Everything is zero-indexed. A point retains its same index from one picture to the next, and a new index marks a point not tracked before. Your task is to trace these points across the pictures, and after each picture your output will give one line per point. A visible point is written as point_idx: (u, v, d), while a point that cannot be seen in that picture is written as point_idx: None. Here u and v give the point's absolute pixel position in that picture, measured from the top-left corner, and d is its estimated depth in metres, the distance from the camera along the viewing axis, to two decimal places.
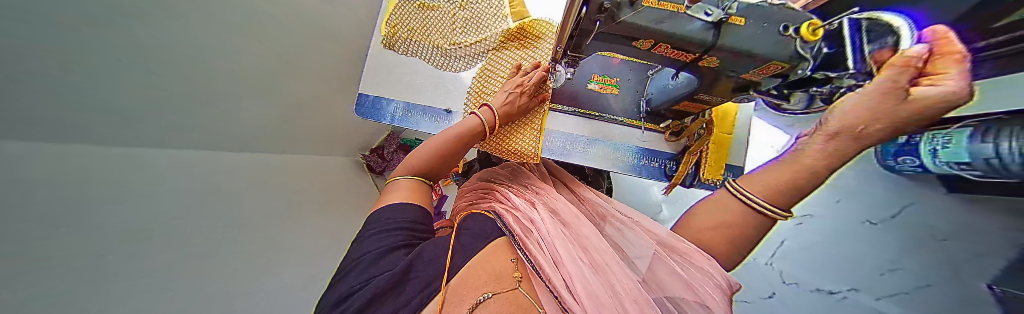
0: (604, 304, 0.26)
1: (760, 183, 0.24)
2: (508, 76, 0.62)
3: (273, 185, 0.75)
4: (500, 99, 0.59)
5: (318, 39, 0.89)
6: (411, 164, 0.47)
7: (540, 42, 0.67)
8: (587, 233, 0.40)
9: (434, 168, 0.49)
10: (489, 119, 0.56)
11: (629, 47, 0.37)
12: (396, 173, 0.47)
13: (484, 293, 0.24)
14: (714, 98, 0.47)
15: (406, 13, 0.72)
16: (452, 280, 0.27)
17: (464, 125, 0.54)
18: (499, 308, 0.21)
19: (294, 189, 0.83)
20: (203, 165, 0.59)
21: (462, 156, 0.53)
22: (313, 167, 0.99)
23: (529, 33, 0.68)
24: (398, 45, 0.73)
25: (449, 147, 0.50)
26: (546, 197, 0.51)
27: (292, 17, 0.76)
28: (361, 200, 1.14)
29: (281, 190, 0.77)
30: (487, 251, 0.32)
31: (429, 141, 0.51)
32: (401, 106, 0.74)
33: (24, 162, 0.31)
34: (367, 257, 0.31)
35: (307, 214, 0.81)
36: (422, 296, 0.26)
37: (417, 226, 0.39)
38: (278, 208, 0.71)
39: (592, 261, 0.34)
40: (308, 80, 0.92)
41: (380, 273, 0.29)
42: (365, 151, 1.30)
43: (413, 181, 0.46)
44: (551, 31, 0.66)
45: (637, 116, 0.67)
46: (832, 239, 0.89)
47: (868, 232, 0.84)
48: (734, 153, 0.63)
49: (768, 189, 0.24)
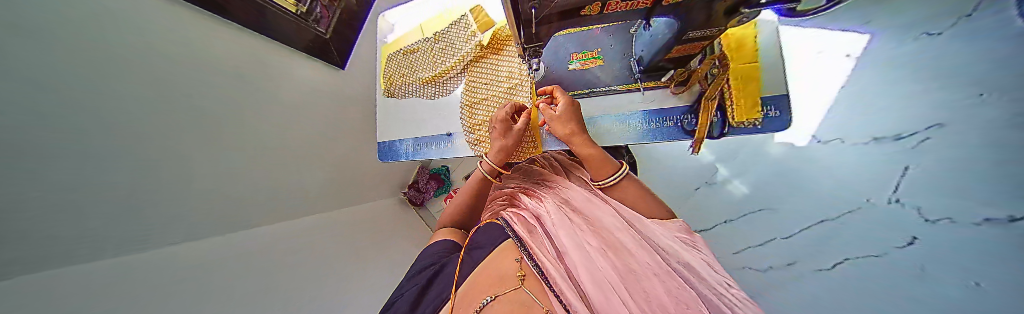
0: (606, 284, 0.36)
1: (595, 173, 0.55)
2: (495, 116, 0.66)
3: (312, 244, 0.86)
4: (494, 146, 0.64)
5: (321, 106, 1.04)
6: (446, 217, 0.65)
7: (503, 43, 0.72)
8: (592, 221, 0.50)
9: (466, 217, 0.65)
10: (493, 170, 0.63)
11: (578, 15, 0.35)
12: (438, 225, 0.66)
13: (489, 296, 0.34)
14: (709, 31, 0.37)
15: (396, 63, 0.86)
16: (461, 286, 0.40)
17: (472, 186, 0.66)
18: (504, 309, 0.31)
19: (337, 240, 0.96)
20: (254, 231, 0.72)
21: (477, 203, 0.65)
22: (356, 214, 1.13)
23: (491, 37, 0.72)
24: (397, 91, 0.86)
25: (467, 200, 0.65)
26: (558, 191, 0.61)
27: (294, 97, 0.93)
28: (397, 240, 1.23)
29: (320, 247, 0.88)
30: (491, 260, 0.42)
31: (451, 203, 0.66)
32: (410, 143, 0.83)
33: (64, 258, 0.39)
34: (410, 272, 0.50)
35: (340, 266, 0.90)
36: (435, 304, 0.39)
37: (445, 251, 0.54)
38: (306, 267, 0.79)
39: (603, 245, 0.44)
40: (333, 143, 1.09)
41: (410, 287, 0.45)
42: (403, 188, 1.48)
43: (446, 231, 0.61)
44: (508, 27, 0.70)
45: (632, 79, 0.61)
46: (965, 142, 0.56)
47: (983, 118, 0.53)
48: (766, 83, 0.52)
49: (602, 174, 0.54)
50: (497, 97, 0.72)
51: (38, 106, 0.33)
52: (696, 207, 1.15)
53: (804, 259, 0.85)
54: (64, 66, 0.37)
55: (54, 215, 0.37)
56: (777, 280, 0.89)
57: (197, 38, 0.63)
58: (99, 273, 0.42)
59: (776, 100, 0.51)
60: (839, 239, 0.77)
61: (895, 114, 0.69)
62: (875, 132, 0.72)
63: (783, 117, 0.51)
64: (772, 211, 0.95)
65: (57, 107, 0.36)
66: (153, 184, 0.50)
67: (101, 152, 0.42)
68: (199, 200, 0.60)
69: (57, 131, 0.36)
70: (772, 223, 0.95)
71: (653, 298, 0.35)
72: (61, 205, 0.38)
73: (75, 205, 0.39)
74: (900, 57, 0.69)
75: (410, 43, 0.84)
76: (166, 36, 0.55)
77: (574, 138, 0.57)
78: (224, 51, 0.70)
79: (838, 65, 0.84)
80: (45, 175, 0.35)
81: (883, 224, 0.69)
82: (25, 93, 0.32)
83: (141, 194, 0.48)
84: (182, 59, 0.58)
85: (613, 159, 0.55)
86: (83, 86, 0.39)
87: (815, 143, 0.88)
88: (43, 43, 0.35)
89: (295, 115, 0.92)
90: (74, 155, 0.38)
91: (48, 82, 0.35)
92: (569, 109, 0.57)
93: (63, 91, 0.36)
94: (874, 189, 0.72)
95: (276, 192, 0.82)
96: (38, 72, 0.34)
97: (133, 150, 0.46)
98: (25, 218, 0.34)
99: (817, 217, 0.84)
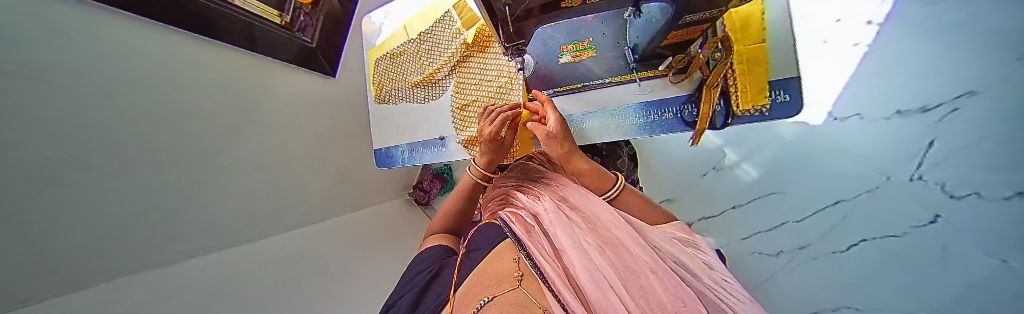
0: (605, 283, 0.34)
1: (591, 186, 0.56)
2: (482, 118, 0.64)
3: (311, 253, 0.89)
4: (483, 149, 0.63)
5: (309, 114, 1.04)
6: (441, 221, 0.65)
7: (488, 40, 0.70)
8: (590, 216, 0.49)
9: (461, 221, 0.66)
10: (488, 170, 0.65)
11: (563, 8, 0.32)
12: (432, 228, 0.66)
13: (485, 299, 0.31)
14: (707, 13, 0.33)
15: (384, 67, 0.86)
16: (459, 289, 0.38)
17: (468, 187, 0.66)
18: (499, 308, 0.28)
19: (339, 246, 0.99)
20: (262, 245, 0.76)
21: (471, 207, 0.68)
22: (363, 218, 1.16)
23: (475, 35, 0.70)
24: (388, 97, 0.86)
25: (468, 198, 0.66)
26: (557, 188, 0.60)
27: (282, 107, 0.93)
28: (402, 242, 1.26)
29: (322, 254, 0.92)
30: (489, 261, 0.41)
31: (446, 204, 0.66)
32: (404, 148, 0.83)
33: (85, 276, 0.42)
34: (404, 281, 0.49)
35: (338, 273, 0.93)
36: (436, 306, 0.38)
37: (440, 254, 0.54)
38: (306, 276, 0.83)
39: (601, 243, 0.42)
40: (331, 150, 1.11)
41: (405, 295, 0.45)
42: (408, 188, 1.49)
43: (438, 236, 0.62)
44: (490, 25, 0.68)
45: (626, 70, 0.58)
46: (961, 126, 0.49)
47: (981, 68, 0.45)
48: (773, 63, 0.47)
49: (601, 187, 0.55)
50: (485, 98, 0.71)
51: (52, 136, 0.38)
52: (703, 194, 1.15)
53: (815, 243, 0.83)
54: (72, 103, 0.42)
55: (70, 245, 0.41)
56: (787, 263, 0.89)
57: (192, 63, 0.68)
58: (117, 290, 0.46)
59: (786, 83, 0.47)
60: (846, 223, 0.75)
61: (884, 94, 0.64)
62: (899, 104, 0.61)
63: (794, 102, 0.47)
64: (782, 195, 0.92)
65: (63, 137, 0.39)
66: (160, 196, 0.55)
67: (96, 185, 0.44)
68: (201, 216, 0.63)
69: (50, 168, 0.38)
70: (781, 207, 0.93)
71: (650, 297, 0.32)
72: (88, 231, 0.43)
73: (86, 236, 0.43)
74: (902, 31, 0.59)
75: (396, 46, 0.84)
76: (166, 66, 0.61)
77: (571, 164, 0.57)
78: (220, 71, 0.75)
79: (836, 29, 0.75)
80: (50, 208, 0.38)
81: (915, 200, 0.60)
82: (26, 138, 0.34)
83: (142, 218, 0.51)
84: (175, 84, 0.62)
85: (609, 172, 0.57)
86: (70, 121, 0.41)
87: (832, 122, 0.78)
88: (56, 87, 0.40)
89: (285, 124, 0.93)
90: (73, 183, 0.41)
91: (60, 109, 0.40)
92: (563, 139, 0.56)
93: (74, 128, 0.42)
94: (894, 167, 0.64)
95: (283, 202, 0.86)
96: (60, 112, 0.40)
97: (126, 177, 0.49)
98: (64, 241, 0.40)
99: (831, 199, 0.79)
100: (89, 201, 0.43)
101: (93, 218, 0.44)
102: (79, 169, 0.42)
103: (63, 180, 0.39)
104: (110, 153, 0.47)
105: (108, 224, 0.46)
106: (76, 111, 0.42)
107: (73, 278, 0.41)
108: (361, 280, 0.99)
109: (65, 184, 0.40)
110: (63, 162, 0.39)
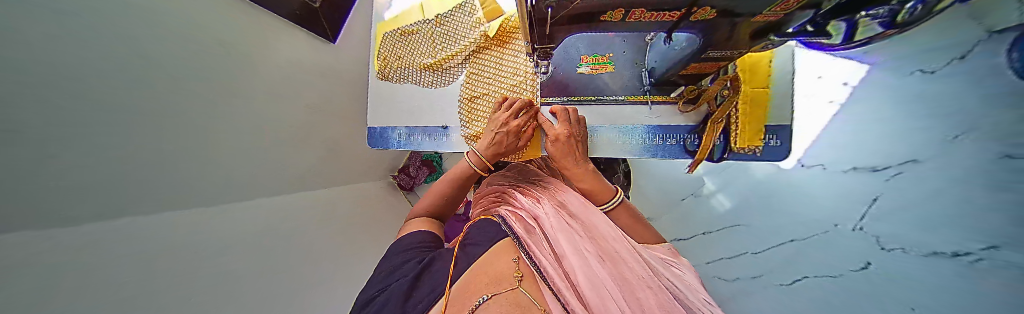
0: (605, 292, 0.35)
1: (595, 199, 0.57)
2: (494, 110, 0.64)
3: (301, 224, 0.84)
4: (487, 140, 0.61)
5: (309, 78, 0.98)
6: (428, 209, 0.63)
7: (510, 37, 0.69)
8: (588, 224, 0.50)
9: (445, 209, 0.65)
10: (484, 165, 0.63)
11: (601, 20, 0.32)
12: (415, 214, 0.63)
13: (484, 296, 0.30)
14: (729, 52, 0.35)
15: (393, 43, 0.82)
16: (455, 284, 0.36)
17: (461, 177, 0.64)
18: (499, 308, 0.27)
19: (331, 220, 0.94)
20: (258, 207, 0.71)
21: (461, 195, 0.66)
22: (349, 195, 1.10)
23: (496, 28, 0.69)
24: (393, 75, 0.82)
25: (460, 189, 0.65)
26: (557, 192, 0.60)
27: (279, 65, 0.86)
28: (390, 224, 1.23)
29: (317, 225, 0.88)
30: (488, 258, 0.40)
31: (432, 191, 0.65)
32: (402, 131, 0.79)
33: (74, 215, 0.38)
34: (388, 268, 0.46)
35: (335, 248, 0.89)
36: (430, 298, 0.36)
37: (425, 242, 0.53)
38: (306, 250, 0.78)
39: (600, 252, 0.43)
40: (325, 119, 1.05)
41: (391, 283, 0.42)
42: (392, 171, 1.42)
43: (424, 220, 0.60)
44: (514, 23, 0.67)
45: (639, 91, 0.60)
46: None
47: None
48: (772, 109, 0.51)
49: (603, 194, 0.56)
50: (497, 93, 0.69)
51: (59, 63, 0.35)
52: (679, 215, 1.22)
53: (767, 274, 0.93)
54: (65, 24, 0.37)
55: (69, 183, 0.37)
56: (744, 289, 0.97)
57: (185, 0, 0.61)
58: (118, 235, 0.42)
59: (779, 130, 0.51)
60: (808, 260, 0.83)
61: (869, 143, 0.74)
62: None
63: (782, 147, 0.52)
64: (747, 226, 1.01)
65: (68, 67, 0.37)
66: (157, 148, 0.50)
67: (89, 118, 0.39)
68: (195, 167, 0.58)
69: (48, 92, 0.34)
70: (745, 238, 1.01)
71: (647, 307, 0.33)
72: (85, 170, 0.39)
73: (80, 173, 0.39)
74: None
75: (409, 23, 0.80)
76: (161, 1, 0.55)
77: (573, 172, 0.57)
78: (211, 12, 0.67)
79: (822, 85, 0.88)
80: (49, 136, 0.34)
81: None
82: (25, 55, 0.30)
83: (141, 160, 0.47)
84: (166, 16, 0.55)
85: (611, 185, 0.57)
86: (63, 41, 0.36)
87: (799, 167, 0.91)
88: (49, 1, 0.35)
89: (284, 83, 0.87)
90: (72, 111, 0.37)
91: (67, 47, 0.36)
92: (570, 142, 0.55)
93: (67, 50, 0.37)
94: None
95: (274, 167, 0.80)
96: (50, 29, 0.35)
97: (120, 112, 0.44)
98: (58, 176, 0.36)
99: (789, 236, 0.90)
100: (84, 135, 0.38)
101: (90, 155, 0.39)
102: (74, 96, 0.38)
103: (68, 118, 0.37)
104: (103, 84, 0.42)
105: (101, 161, 0.41)
106: (71, 33, 0.38)
107: (63, 217, 0.37)
108: (354, 259, 0.95)
109: (63, 110, 0.36)
110: (64, 88, 0.35)
